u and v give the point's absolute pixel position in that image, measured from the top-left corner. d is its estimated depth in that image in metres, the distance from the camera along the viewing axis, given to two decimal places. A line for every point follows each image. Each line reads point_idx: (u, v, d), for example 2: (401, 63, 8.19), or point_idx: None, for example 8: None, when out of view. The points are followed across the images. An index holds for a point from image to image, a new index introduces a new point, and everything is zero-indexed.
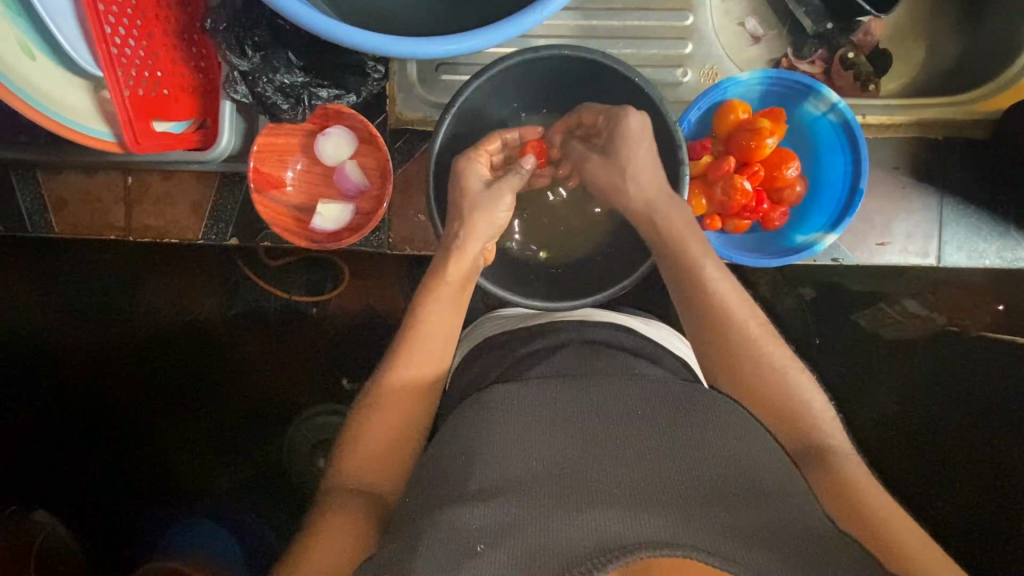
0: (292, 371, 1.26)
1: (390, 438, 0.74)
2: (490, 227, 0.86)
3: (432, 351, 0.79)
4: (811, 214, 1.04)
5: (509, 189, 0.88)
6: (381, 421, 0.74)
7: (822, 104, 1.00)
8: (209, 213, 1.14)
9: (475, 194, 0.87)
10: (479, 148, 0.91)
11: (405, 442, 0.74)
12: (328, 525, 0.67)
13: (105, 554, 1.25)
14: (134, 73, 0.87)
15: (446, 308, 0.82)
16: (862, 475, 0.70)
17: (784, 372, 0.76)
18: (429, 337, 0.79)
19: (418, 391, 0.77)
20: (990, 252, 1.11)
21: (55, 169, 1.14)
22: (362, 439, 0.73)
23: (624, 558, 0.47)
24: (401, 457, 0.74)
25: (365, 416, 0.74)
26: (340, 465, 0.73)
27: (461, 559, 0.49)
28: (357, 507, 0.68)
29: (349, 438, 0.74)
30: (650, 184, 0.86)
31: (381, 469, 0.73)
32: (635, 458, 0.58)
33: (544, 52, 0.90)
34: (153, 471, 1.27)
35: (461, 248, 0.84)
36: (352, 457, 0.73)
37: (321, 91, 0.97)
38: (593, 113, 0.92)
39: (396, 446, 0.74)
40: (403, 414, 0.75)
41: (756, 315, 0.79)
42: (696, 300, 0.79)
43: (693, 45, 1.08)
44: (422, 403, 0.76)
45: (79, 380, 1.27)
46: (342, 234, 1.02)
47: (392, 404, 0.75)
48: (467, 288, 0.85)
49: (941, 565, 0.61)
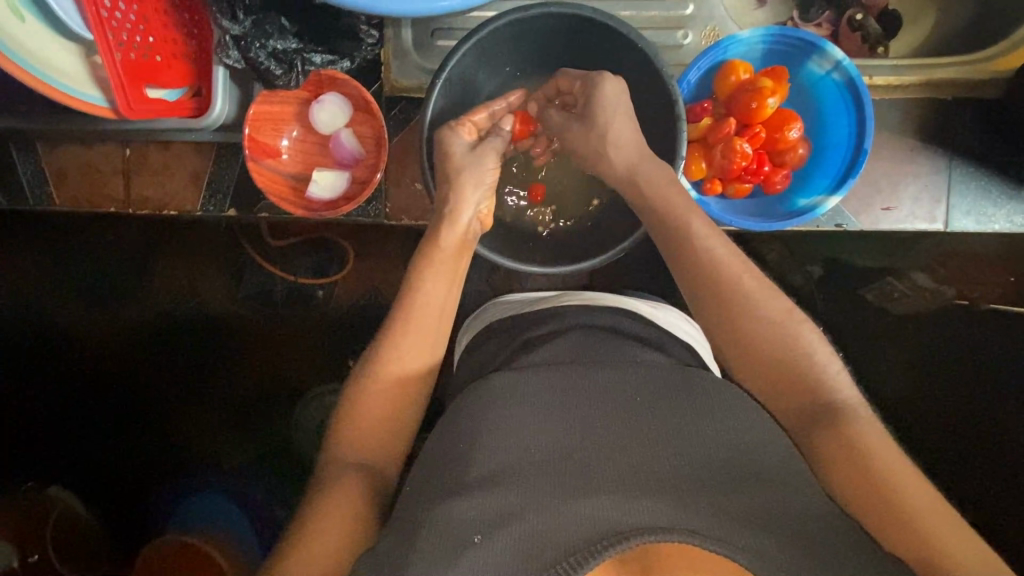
0: (302, 345, 1.27)
1: (391, 412, 0.74)
2: (481, 187, 0.86)
3: (433, 322, 0.79)
4: (814, 176, 1.02)
5: (495, 154, 0.88)
6: (385, 396, 0.74)
7: (826, 62, 0.96)
8: (207, 184, 1.12)
9: (458, 159, 0.87)
10: (461, 117, 0.89)
11: (405, 415, 0.75)
12: (331, 503, 0.67)
13: (119, 523, 1.28)
14: (124, 36, 0.85)
15: (441, 278, 0.81)
16: (878, 441, 0.67)
17: (784, 326, 0.74)
18: (427, 311, 0.79)
19: (415, 372, 0.76)
20: (1000, 216, 1.09)
21: (53, 142, 1.12)
22: (365, 411, 0.73)
23: (619, 544, 0.47)
24: (396, 436, 0.74)
25: (365, 390, 0.74)
26: (339, 440, 0.73)
27: (457, 551, 0.50)
28: (356, 484, 0.69)
29: (346, 412, 0.74)
30: (634, 154, 0.87)
31: (379, 442, 0.73)
32: (636, 442, 0.58)
33: (531, 11, 0.88)
34: (166, 440, 1.29)
35: (453, 213, 0.84)
36: (351, 433, 0.73)
37: (315, 56, 0.97)
38: (569, 79, 0.93)
39: (396, 421, 0.74)
40: (399, 393, 0.75)
41: (748, 269, 0.78)
42: (695, 268, 0.78)
43: (694, 6, 1.04)
44: (419, 386, 0.76)
45: (92, 348, 1.29)
46: (339, 203, 1.01)
47: (389, 378, 0.75)
48: (462, 256, 0.84)
49: (950, 522, 0.60)
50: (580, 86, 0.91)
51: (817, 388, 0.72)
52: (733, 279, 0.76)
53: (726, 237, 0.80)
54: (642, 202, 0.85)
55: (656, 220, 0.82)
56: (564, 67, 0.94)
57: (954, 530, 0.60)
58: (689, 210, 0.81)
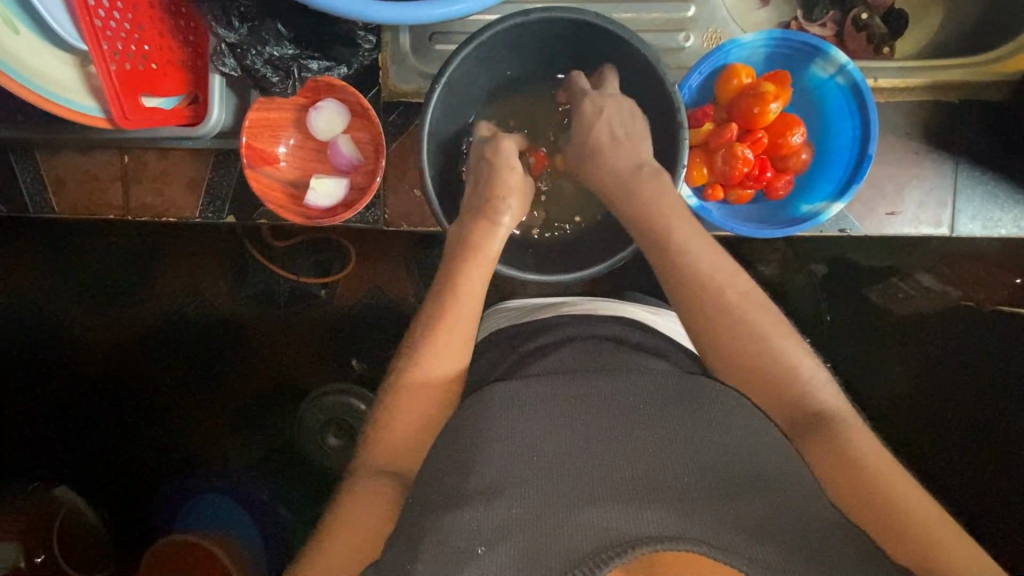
0: (305, 351, 1.27)
1: (420, 417, 0.73)
2: (512, 192, 0.87)
3: (463, 327, 0.78)
4: (818, 182, 1.01)
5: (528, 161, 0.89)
6: (415, 399, 0.73)
7: (830, 66, 0.95)
8: (205, 190, 1.12)
9: (505, 163, 0.88)
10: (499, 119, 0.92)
11: (435, 421, 0.73)
12: (353, 510, 0.66)
13: (126, 529, 1.29)
14: (119, 46, 0.85)
15: (472, 279, 0.80)
16: (871, 449, 0.66)
17: (767, 337, 0.72)
18: (460, 313, 0.78)
19: (446, 378, 0.75)
20: (1006, 221, 1.08)
21: (52, 150, 1.12)
22: (395, 413, 0.73)
23: (624, 554, 0.46)
24: (429, 442, 0.73)
25: (397, 393, 0.74)
26: (370, 445, 0.72)
27: (459, 563, 0.49)
28: (380, 489, 0.67)
29: (379, 418, 0.73)
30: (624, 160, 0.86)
31: (407, 447, 0.72)
32: (639, 451, 0.56)
33: (532, 15, 0.87)
34: (171, 445, 1.29)
35: (488, 215, 0.85)
36: (382, 437, 0.72)
37: (311, 63, 0.95)
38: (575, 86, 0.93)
39: (426, 426, 0.73)
40: (431, 398, 0.74)
41: (735, 278, 0.76)
42: (686, 280, 0.76)
43: (696, 8, 1.03)
44: (451, 390, 0.75)
45: (102, 354, 1.29)
46: (337, 210, 1.00)
47: (421, 382, 0.74)
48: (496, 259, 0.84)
49: (950, 531, 0.60)
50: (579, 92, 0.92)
51: (809, 399, 0.70)
52: (718, 289, 0.75)
53: (714, 246, 0.78)
54: (631, 216, 0.82)
55: (644, 226, 0.80)
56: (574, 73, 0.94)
57: (954, 538, 0.60)
58: (683, 221, 0.79)
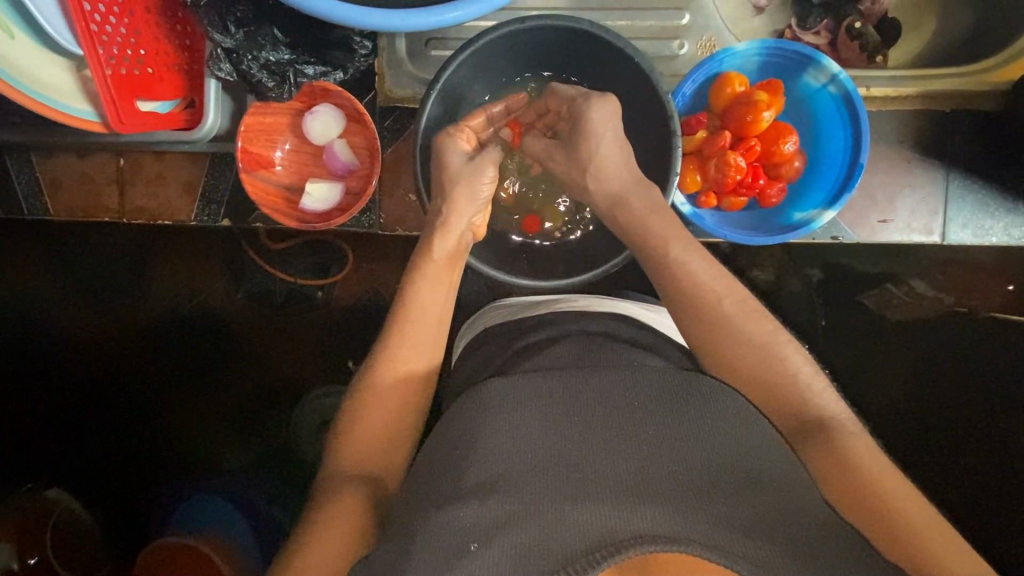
0: (299, 353, 1.27)
1: (390, 420, 0.73)
2: (474, 202, 0.85)
3: (429, 332, 0.78)
4: (810, 189, 1.01)
5: (492, 165, 0.86)
6: (385, 404, 0.73)
7: (823, 75, 0.96)
8: (201, 194, 1.12)
9: (454, 169, 0.86)
10: (460, 125, 0.89)
11: (405, 423, 0.74)
12: (331, 517, 0.66)
13: (118, 531, 1.28)
14: (114, 51, 0.85)
15: (437, 285, 0.81)
16: (865, 449, 0.67)
17: (765, 345, 0.73)
18: (421, 317, 0.78)
19: (414, 379, 0.75)
20: (997, 229, 1.10)
21: (47, 152, 1.12)
22: (363, 419, 0.72)
23: (617, 554, 0.46)
24: (399, 445, 0.73)
25: (365, 398, 0.73)
26: (340, 450, 0.72)
27: (450, 559, 0.49)
28: (356, 494, 0.67)
29: (346, 423, 0.73)
30: (615, 182, 0.85)
31: (379, 451, 0.72)
32: (631, 449, 0.57)
33: (528, 23, 0.87)
34: (163, 447, 1.29)
35: (444, 226, 0.84)
36: (350, 442, 0.72)
37: (307, 68, 0.96)
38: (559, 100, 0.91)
39: (396, 427, 0.73)
40: (399, 400, 0.74)
41: (732, 291, 0.76)
42: (674, 288, 0.77)
43: (690, 16, 1.04)
44: (418, 391, 0.75)
45: (93, 358, 1.29)
46: (332, 214, 1.01)
47: (389, 387, 0.74)
48: (457, 265, 0.84)
49: (941, 531, 0.61)
50: (569, 107, 0.89)
51: (804, 403, 0.71)
52: (712, 300, 0.75)
53: (709, 257, 0.79)
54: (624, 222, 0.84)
55: (632, 235, 0.82)
56: (555, 85, 0.92)
57: (947, 538, 0.61)
58: (668, 233, 0.80)
